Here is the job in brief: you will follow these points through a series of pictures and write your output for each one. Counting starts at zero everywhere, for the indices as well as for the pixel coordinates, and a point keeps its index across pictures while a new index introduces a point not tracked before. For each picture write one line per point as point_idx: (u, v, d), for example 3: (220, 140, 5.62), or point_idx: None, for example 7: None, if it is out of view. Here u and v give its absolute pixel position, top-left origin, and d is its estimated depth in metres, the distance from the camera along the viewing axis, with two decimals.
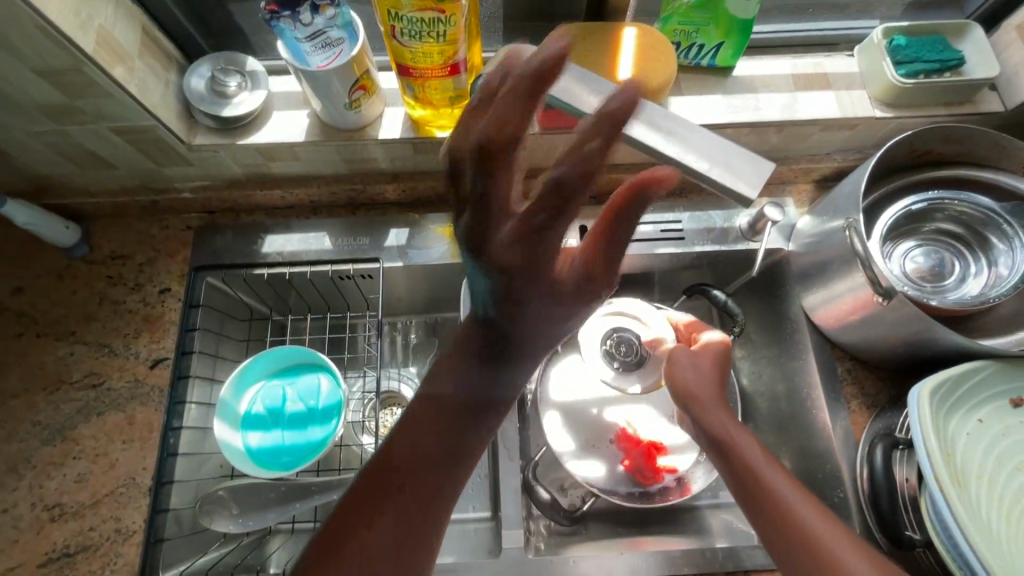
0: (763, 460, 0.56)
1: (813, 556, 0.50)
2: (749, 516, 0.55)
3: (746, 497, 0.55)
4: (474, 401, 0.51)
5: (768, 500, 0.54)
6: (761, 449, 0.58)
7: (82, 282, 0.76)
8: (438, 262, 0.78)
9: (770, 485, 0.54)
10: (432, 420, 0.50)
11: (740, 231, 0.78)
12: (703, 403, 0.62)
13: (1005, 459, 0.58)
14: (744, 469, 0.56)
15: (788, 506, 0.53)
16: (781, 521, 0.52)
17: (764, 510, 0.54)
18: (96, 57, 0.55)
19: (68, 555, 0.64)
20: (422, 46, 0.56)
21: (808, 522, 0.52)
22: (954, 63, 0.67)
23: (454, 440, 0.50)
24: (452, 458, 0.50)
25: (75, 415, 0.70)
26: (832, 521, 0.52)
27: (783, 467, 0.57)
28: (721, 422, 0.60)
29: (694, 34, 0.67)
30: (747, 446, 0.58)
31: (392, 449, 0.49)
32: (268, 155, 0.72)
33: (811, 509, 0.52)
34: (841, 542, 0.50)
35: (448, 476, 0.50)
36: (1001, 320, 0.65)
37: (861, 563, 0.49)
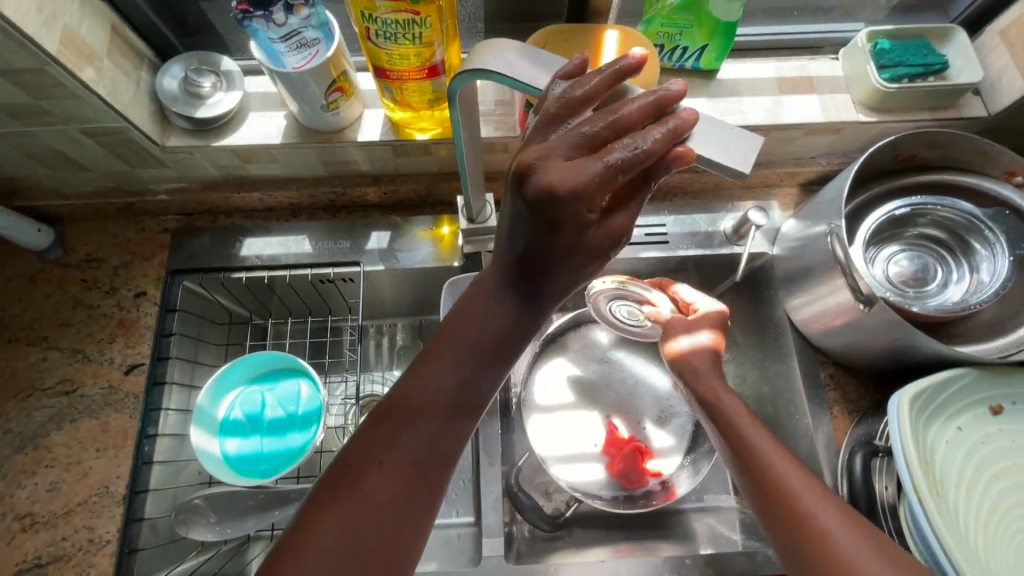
0: (750, 423, 0.57)
1: (793, 520, 0.49)
2: (738, 482, 0.55)
3: (737, 462, 0.55)
4: (460, 396, 0.48)
5: (754, 466, 0.53)
6: (752, 418, 0.58)
7: (56, 286, 0.75)
8: (423, 264, 0.76)
9: (756, 450, 0.54)
10: (416, 411, 0.46)
11: (725, 234, 0.78)
12: (697, 373, 0.63)
13: (983, 467, 0.58)
14: (731, 430, 0.57)
15: (768, 466, 0.52)
16: (764, 485, 0.52)
17: (750, 475, 0.53)
18: (61, 57, 0.53)
19: (39, 566, 0.63)
20: (397, 48, 0.55)
21: (791, 486, 0.50)
22: (938, 68, 0.66)
23: (439, 436, 0.47)
24: (435, 456, 0.46)
25: (47, 423, 0.69)
26: (814, 485, 0.50)
27: (772, 434, 0.56)
28: (712, 389, 0.61)
29: (677, 36, 0.66)
30: (738, 414, 0.58)
31: (373, 439, 0.45)
32: (245, 157, 0.70)
33: (795, 475, 0.51)
34: (825, 510, 0.48)
35: (432, 475, 0.46)
36: (982, 326, 0.65)
37: (845, 530, 0.46)
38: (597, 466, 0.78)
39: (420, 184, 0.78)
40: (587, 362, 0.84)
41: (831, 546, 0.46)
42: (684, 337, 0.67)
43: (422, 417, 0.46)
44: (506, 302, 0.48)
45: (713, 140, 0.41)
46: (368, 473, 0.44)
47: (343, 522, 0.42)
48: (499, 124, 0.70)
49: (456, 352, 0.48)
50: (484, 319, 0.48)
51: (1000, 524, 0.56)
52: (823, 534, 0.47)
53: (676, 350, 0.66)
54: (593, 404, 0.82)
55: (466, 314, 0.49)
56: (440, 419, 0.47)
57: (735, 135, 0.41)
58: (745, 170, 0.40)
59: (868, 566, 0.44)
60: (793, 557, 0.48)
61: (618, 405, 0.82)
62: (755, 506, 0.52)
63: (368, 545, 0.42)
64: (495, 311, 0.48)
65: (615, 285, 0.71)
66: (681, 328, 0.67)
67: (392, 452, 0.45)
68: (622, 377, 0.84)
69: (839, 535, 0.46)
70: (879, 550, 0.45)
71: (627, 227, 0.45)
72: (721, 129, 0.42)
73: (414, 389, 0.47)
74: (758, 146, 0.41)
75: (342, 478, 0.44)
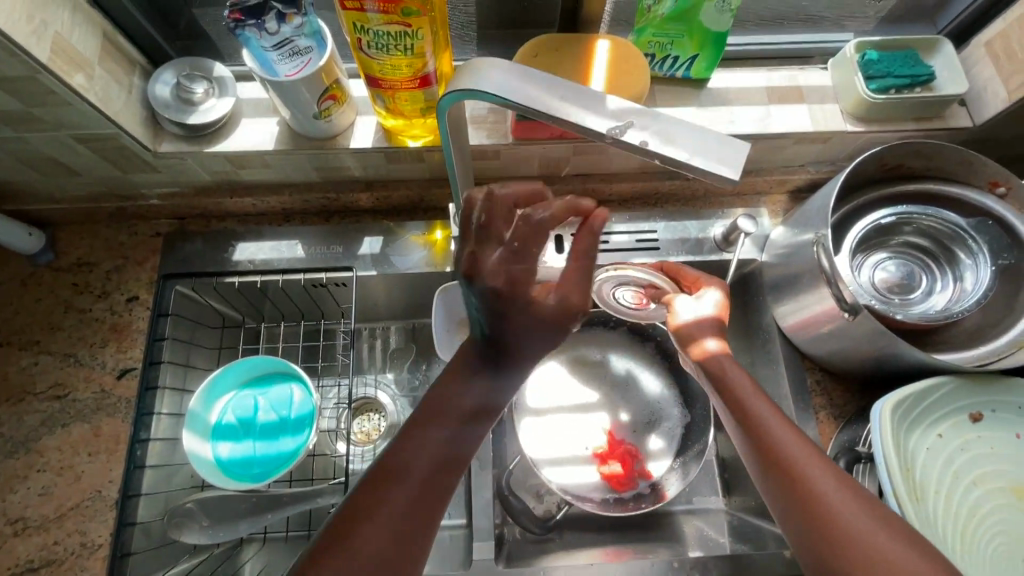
0: (752, 393, 0.58)
1: (792, 486, 0.50)
2: (741, 449, 0.56)
3: (740, 431, 0.57)
4: (473, 410, 0.52)
5: (757, 434, 0.55)
6: (756, 388, 0.59)
7: (47, 290, 0.75)
8: (416, 269, 0.77)
9: (760, 419, 0.55)
10: (436, 424, 0.50)
11: (715, 241, 0.78)
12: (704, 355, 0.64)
13: (963, 474, 0.59)
14: (737, 405, 0.58)
15: (771, 436, 0.54)
16: (767, 453, 0.53)
17: (753, 444, 0.55)
18: (51, 65, 0.53)
19: (31, 570, 0.63)
20: (389, 59, 0.55)
21: (793, 454, 0.52)
22: (924, 79, 0.67)
23: (454, 442, 0.50)
24: (451, 463, 0.50)
25: (39, 427, 0.69)
26: (810, 448, 0.53)
27: (774, 404, 0.57)
28: (717, 363, 0.62)
29: (668, 46, 0.67)
30: (742, 385, 0.59)
31: (396, 447, 0.49)
32: (238, 163, 0.71)
33: (797, 443, 0.53)
34: (823, 477, 0.50)
35: (446, 479, 0.49)
36: (965, 334, 0.66)
37: (841, 495, 0.49)
38: (586, 470, 0.79)
39: (413, 190, 0.78)
40: (578, 368, 0.85)
41: (827, 511, 0.48)
42: (700, 339, 0.65)
43: (440, 427, 0.50)
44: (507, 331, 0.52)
45: (700, 148, 0.37)
46: (394, 478, 0.47)
47: (373, 529, 0.45)
48: (491, 131, 0.70)
49: (469, 375, 0.52)
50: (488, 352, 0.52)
51: (977, 530, 0.57)
52: (821, 500, 0.49)
53: (705, 351, 0.64)
54: (584, 408, 0.83)
55: (471, 348, 0.53)
56: (455, 427, 0.51)
57: (717, 136, 0.38)
58: (735, 178, 0.37)
59: (861, 530, 0.46)
60: (789, 521, 0.50)
61: (610, 409, 0.83)
62: (757, 472, 0.54)
63: (390, 550, 0.45)
64: (495, 350, 0.52)
65: (615, 272, 0.68)
66: (696, 331, 0.66)
67: (413, 460, 0.48)
68: (613, 382, 0.85)
69: (835, 500, 0.48)
70: (873, 515, 0.47)
71: (582, 303, 0.49)
72: (707, 135, 0.38)
73: (432, 409, 0.51)
74: (746, 155, 0.38)
75: (371, 483, 0.47)
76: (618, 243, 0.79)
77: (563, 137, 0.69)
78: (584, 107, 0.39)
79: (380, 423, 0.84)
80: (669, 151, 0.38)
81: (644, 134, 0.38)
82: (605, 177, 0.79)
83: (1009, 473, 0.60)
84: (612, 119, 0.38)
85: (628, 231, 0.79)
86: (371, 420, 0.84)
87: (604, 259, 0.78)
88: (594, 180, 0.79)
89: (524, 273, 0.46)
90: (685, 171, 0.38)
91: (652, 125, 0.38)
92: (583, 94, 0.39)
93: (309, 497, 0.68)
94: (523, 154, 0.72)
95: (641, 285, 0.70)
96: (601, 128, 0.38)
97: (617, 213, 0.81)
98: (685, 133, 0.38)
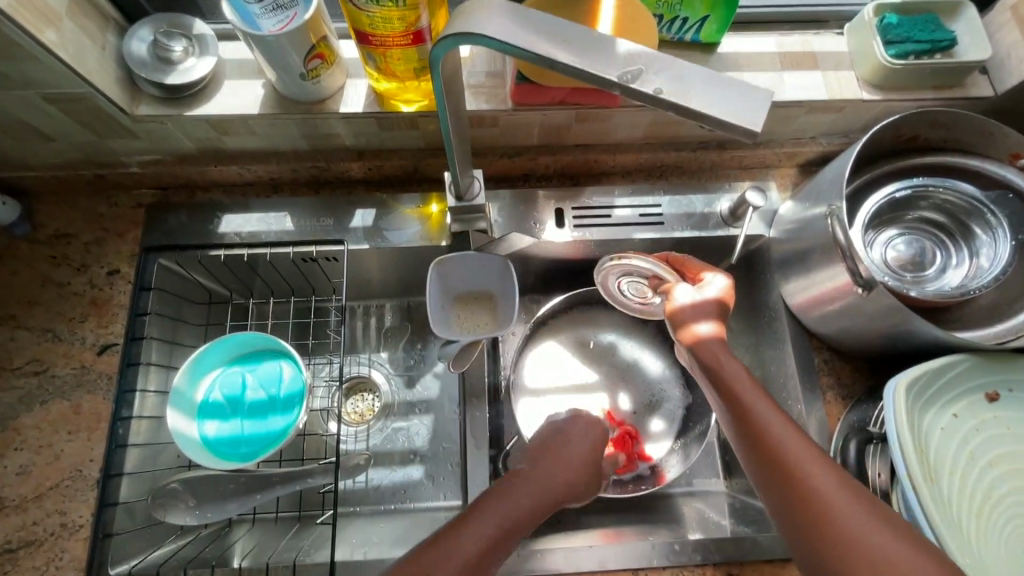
0: (747, 384, 0.55)
1: (787, 481, 0.48)
2: (735, 443, 0.54)
3: (733, 423, 0.54)
4: (532, 504, 0.52)
5: (752, 428, 0.52)
6: (753, 380, 0.56)
7: (24, 263, 0.71)
8: (412, 244, 0.73)
9: (754, 412, 0.53)
10: (506, 509, 0.50)
11: (721, 216, 0.75)
12: (698, 341, 0.60)
13: (978, 455, 0.57)
14: (729, 396, 0.55)
15: (766, 431, 0.51)
16: (763, 449, 0.51)
17: (746, 437, 0.52)
18: (14, 14, 0.49)
19: (10, 551, 0.61)
20: (380, 11, 0.51)
21: (788, 449, 0.50)
22: (946, 44, 0.64)
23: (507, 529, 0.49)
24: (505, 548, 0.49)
25: (16, 404, 0.66)
26: (808, 444, 0.50)
27: (769, 395, 0.55)
28: (712, 352, 0.58)
29: (677, 6, 0.63)
30: (737, 375, 0.56)
31: (473, 512, 0.50)
32: (221, 129, 0.67)
33: (795, 439, 0.50)
34: (818, 471, 0.48)
35: (493, 560, 0.48)
36: (981, 312, 0.64)
37: (839, 491, 0.47)
38: None
39: (407, 160, 0.74)
40: (577, 348, 0.83)
41: (825, 509, 0.46)
42: (695, 325, 0.61)
43: (510, 503, 0.51)
44: (582, 454, 0.58)
45: (716, 99, 0.34)
46: (459, 541, 0.47)
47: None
48: (489, 96, 0.67)
49: (546, 472, 0.55)
50: (558, 468, 0.56)
51: (995, 512, 0.55)
52: (816, 496, 0.47)
53: (694, 336, 0.61)
54: (581, 387, 0.80)
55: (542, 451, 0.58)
56: (512, 513, 0.50)
57: (736, 84, 0.34)
58: (755, 130, 0.34)
59: (860, 530, 0.45)
60: (784, 517, 0.48)
61: (612, 391, 0.81)
62: (751, 466, 0.52)
63: None
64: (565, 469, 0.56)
65: (618, 264, 0.67)
66: (690, 314, 0.62)
67: (479, 529, 0.48)
68: (613, 361, 0.82)
69: (832, 496, 0.47)
70: (870, 512, 0.46)
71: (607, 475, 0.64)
72: (725, 84, 0.34)
73: (505, 491, 0.52)
74: (767, 104, 0.34)
75: (435, 541, 0.47)
76: (621, 217, 0.76)
77: (564, 102, 0.66)
78: (592, 53, 0.35)
79: (374, 403, 0.82)
80: (683, 100, 0.34)
81: (656, 83, 0.35)
82: (608, 148, 0.75)
83: None
84: (622, 65, 0.35)
85: (632, 205, 0.76)
86: (364, 400, 0.82)
87: (606, 234, 0.75)
88: (597, 151, 0.76)
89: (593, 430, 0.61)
90: (701, 123, 0.35)
91: (664, 71, 0.35)
92: (591, 42, 0.36)
93: (299, 478, 0.66)
94: (522, 121, 0.68)
95: (646, 276, 0.69)
96: (610, 75, 0.35)
97: (620, 186, 0.77)
98: (701, 82, 0.34)
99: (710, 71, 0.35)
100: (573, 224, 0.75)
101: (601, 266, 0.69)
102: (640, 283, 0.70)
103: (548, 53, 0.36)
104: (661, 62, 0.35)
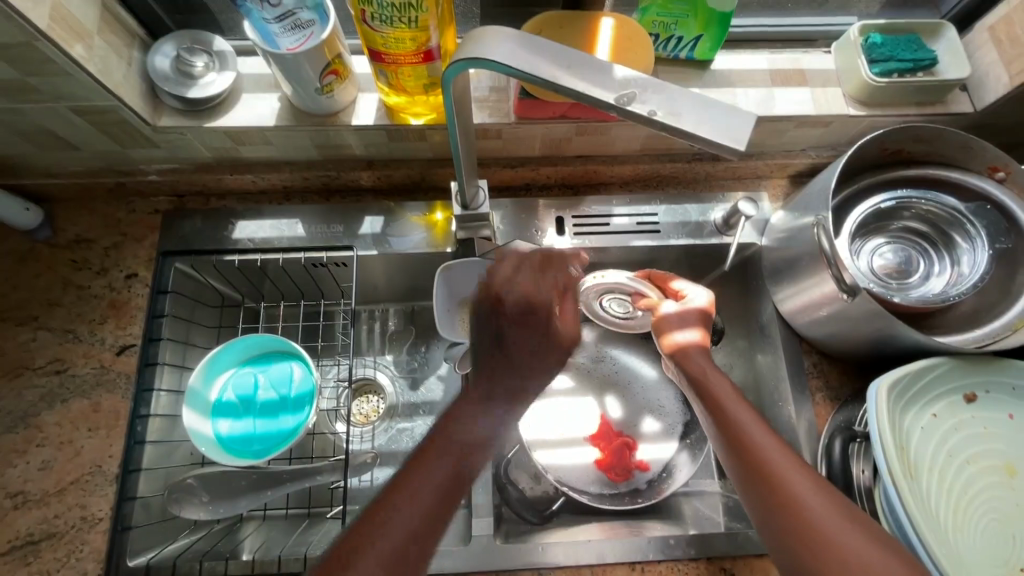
0: (732, 397, 0.58)
1: (767, 490, 0.51)
2: (721, 454, 0.56)
3: (719, 434, 0.57)
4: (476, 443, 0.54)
5: (736, 437, 0.55)
6: (737, 393, 0.59)
7: (46, 266, 0.74)
8: (416, 250, 0.77)
9: (738, 423, 0.56)
10: (453, 454, 0.52)
11: (715, 225, 0.79)
12: (686, 353, 0.64)
13: (956, 452, 0.60)
14: (715, 407, 0.58)
15: (749, 439, 0.54)
16: (745, 458, 0.53)
17: (730, 447, 0.55)
18: (50, 33, 0.52)
19: (32, 543, 0.63)
20: (393, 32, 0.55)
21: (768, 455, 0.52)
22: (927, 64, 0.67)
23: (451, 479, 0.51)
24: (453, 493, 0.51)
25: (38, 402, 0.69)
26: (788, 453, 0.53)
27: (754, 409, 0.57)
28: (700, 367, 0.62)
29: (672, 26, 0.66)
30: (722, 389, 0.59)
31: (384, 504, 0.49)
32: (237, 139, 0.70)
33: (777, 449, 0.53)
34: (796, 479, 0.51)
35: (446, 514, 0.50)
36: (961, 318, 0.67)
37: (815, 497, 0.49)
38: (582, 450, 0.80)
39: (414, 170, 0.78)
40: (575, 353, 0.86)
41: (803, 515, 0.48)
42: (679, 332, 0.66)
43: (421, 493, 0.49)
44: (512, 365, 0.62)
45: (701, 118, 0.37)
46: (409, 491, 0.49)
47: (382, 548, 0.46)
48: (494, 110, 0.70)
49: (454, 436, 0.54)
50: (502, 381, 0.61)
51: (972, 507, 0.58)
52: (795, 502, 0.49)
53: (675, 343, 0.65)
54: (579, 392, 0.84)
55: (486, 374, 0.61)
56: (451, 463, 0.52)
57: (723, 106, 0.38)
58: (739, 148, 0.37)
59: (834, 533, 0.47)
60: (766, 524, 0.50)
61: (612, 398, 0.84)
62: (735, 476, 0.54)
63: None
64: (508, 379, 0.61)
65: (605, 281, 0.73)
66: (674, 322, 0.67)
67: (420, 491, 0.50)
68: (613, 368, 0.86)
69: (808, 501, 0.49)
70: (842, 515, 0.48)
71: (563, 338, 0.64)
72: (712, 104, 0.38)
73: (439, 432, 0.54)
74: (751, 125, 0.37)
75: (393, 488, 0.50)
76: (619, 226, 0.79)
77: (565, 116, 0.69)
78: (591, 75, 0.39)
79: (379, 404, 0.84)
80: (673, 121, 0.37)
81: (650, 104, 0.38)
82: (606, 159, 0.79)
83: (1000, 452, 0.61)
84: (618, 88, 0.38)
85: (629, 214, 0.79)
86: (370, 402, 0.85)
87: (604, 242, 0.78)
88: (596, 162, 0.79)
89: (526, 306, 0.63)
90: (689, 141, 0.38)
91: (658, 95, 0.38)
92: (590, 66, 0.39)
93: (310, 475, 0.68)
94: (524, 133, 0.71)
95: (627, 292, 0.73)
96: (608, 97, 0.38)
97: (618, 195, 0.81)
98: (691, 104, 0.38)
99: (700, 94, 0.38)
100: (572, 232, 0.78)
101: (582, 288, 0.73)
102: (623, 299, 0.75)
103: (552, 76, 0.39)
104: (656, 82, 0.38)
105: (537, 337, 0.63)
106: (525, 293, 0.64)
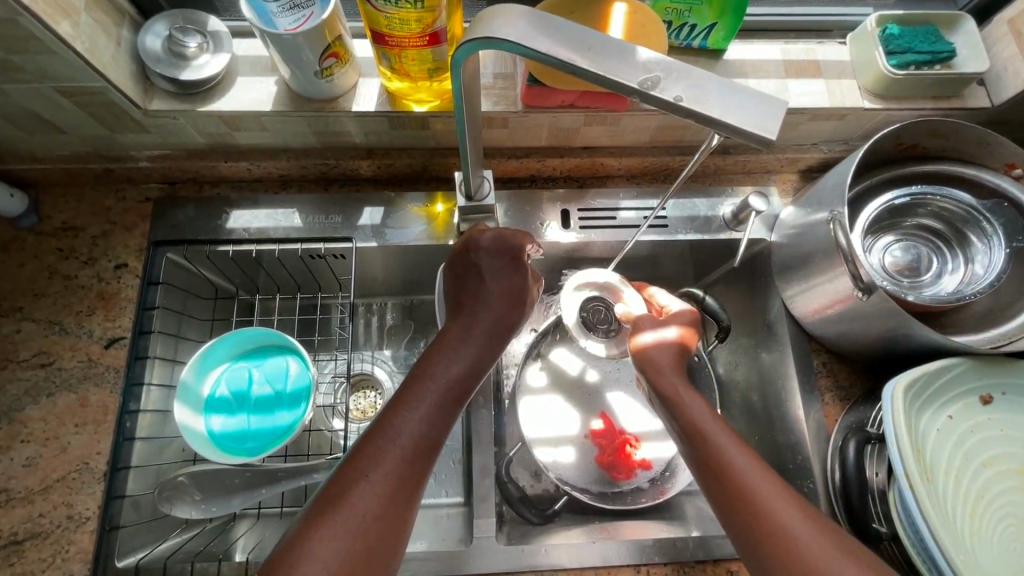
0: (707, 418, 0.55)
1: (752, 521, 0.47)
2: (699, 483, 0.53)
3: (696, 458, 0.53)
4: (449, 391, 0.52)
5: (714, 462, 0.51)
6: (713, 414, 0.56)
7: (31, 255, 0.71)
8: (417, 243, 0.74)
9: (716, 446, 0.52)
10: (423, 413, 0.50)
11: (724, 220, 0.77)
12: (659, 369, 0.62)
13: (972, 455, 0.59)
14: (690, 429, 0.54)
15: (729, 463, 0.50)
16: (726, 485, 0.49)
17: (708, 474, 0.51)
18: (35, 8, 0.49)
19: (15, 543, 0.61)
20: (398, 12, 0.52)
21: (750, 481, 0.49)
22: (946, 56, 0.65)
23: (425, 434, 0.49)
24: (427, 452, 0.48)
25: (22, 397, 0.66)
26: (771, 477, 0.49)
27: (731, 429, 0.54)
28: (671, 384, 0.60)
29: (686, 13, 0.64)
30: (699, 413, 0.55)
31: (344, 478, 0.45)
32: (232, 124, 0.68)
33: (758, 473, 0.49)
34: (783, 505, 0.47)
35: (423, 466, 0.48)
36: (974, 317, 0.66)
37: (803, 527, 0.46)
38: (581, 448, 0.79)
39: (416, 159, 0.75)
40: (575, 350, 0.84)
41: (793, 547, 0.45)
42: (651, 332, 0.67)
43: (387, 462, 0.46)
44: (484, 310, 0.57)
45: (724, 104, 0.35)
46: (379, 449, 0.46)
47: (349, 519, 0.43)
48: (500, 98, 0.68)
49: (419, 400, 0.50)
50: (473, 324, 0.57)
51: (988, 510, 0.57)
52: (782, 532, 0.46)
53: (640, 345, 0.66)
54: (580, 389, 0.82)
55: (458, 323, 0.57)
56: (424, 422, 0.49)
57: (750, 93, 0.35)
58: (772, 137, 0.35)
59: (829, 565, 0.43)
60: (755, 559, 0.46)
61: (615, 395, 0.82)
62: (716, 506, 0.50)
63: (360, 548, 0.42)
64: (480, 322, 0.57)
65: (592, 280, 0.76)
66: (647, 325, 0.68)
67: (393, 450, 0.47)
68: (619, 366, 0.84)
69: (797, 531, 0.45)
70: (836, 546, 0.44)
71: (524, 294, 0.59)
72: (736, 89, 0.35)
73: (407, 389, 0.51)
74: (782, 112, 0.35)
75: (370, 436, 0.47)
76: (625, 220, 0.77)
77: (574, 105, 0.67)
78: (611, 59, 0.36)
79: (376, 400, 0.82)
80: (700, 107, 0.35)
81: (674, 91, 0.35)
82: (614, 151, 0.76)
83: (1018, 455, 0.60)
84: (641, 72, 0.36)
85: (636, 208, 0.77)
86: (367, 397, 0.82)
87: (609, 236, 0.76)
88: (603, 154, 0.76)
89: (503, 251, 0.59)
90: (714, 130, 0.36)
91: (683, 79, 0.36)
92: (610, 47, 0.37)
93: (305, 473, 0.65)
94: (530, 123, 0.69)
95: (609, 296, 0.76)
96: (631, 82, 0.36)
97: (625, 189, 0.79)
98: (719, 91, 0.36)
99: (725, 80, 0.36)
100: (578, 225, 0.76)
101: (566, 283, 0.77)
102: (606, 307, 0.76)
103: (569, 56, 0.36)
104: (681, 64, 0.36)
105: (506, 288, 0.59)
106: (495, 237, 0.59)
